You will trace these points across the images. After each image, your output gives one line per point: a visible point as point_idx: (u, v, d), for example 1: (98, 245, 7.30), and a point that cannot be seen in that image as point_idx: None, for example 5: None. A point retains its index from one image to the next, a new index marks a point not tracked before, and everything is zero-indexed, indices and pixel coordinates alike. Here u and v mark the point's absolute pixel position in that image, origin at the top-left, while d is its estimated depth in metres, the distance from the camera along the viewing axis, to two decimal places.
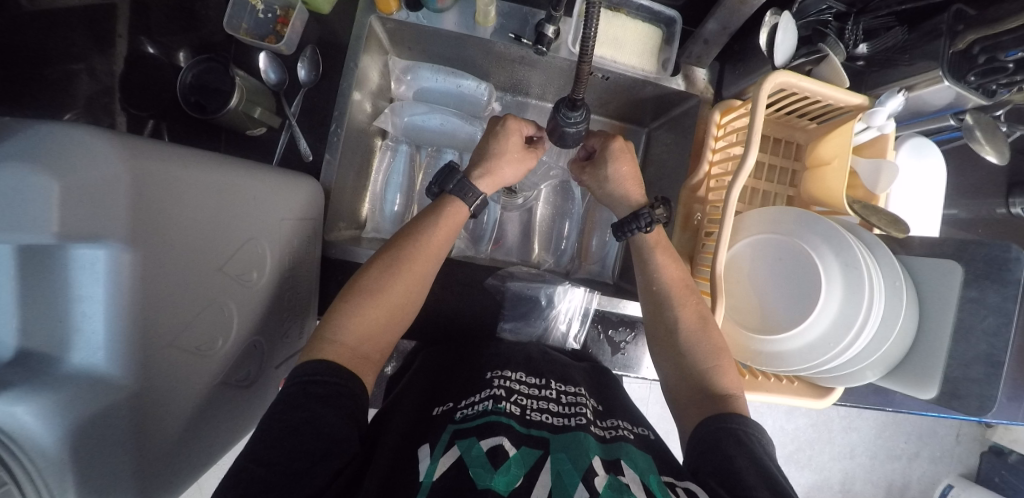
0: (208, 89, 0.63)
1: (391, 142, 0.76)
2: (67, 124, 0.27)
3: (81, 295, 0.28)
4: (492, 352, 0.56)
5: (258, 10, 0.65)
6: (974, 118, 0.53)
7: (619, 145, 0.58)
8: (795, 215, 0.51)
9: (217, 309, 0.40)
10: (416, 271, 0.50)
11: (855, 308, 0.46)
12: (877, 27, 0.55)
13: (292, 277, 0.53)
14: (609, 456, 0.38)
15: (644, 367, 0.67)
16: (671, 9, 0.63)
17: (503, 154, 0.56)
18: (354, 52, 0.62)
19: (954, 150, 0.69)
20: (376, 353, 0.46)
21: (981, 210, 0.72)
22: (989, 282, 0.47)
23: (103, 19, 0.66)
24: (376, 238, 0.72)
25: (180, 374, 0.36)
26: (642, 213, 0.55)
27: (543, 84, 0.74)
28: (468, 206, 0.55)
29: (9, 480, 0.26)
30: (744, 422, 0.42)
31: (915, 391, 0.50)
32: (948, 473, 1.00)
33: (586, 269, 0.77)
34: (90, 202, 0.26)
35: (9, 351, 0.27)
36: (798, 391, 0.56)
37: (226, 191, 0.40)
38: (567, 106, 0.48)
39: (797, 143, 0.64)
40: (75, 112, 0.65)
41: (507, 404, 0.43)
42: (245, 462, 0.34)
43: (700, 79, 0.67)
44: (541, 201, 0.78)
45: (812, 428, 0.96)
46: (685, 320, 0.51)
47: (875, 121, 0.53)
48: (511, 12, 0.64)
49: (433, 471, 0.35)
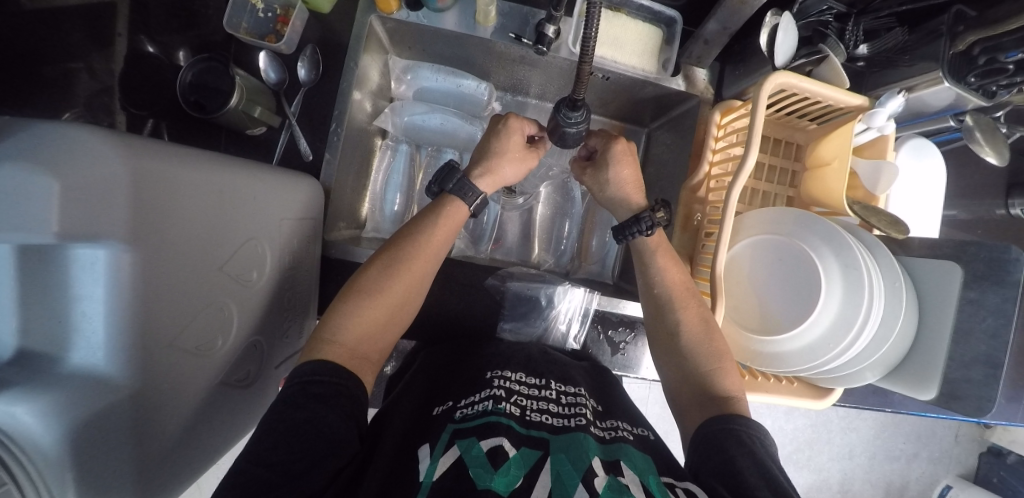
0: (208, 89, 0.62)
1: (391, 141, 0.76)
2: (66, 123, 0.26)
3: (81, 294, 0.28)
4: (492, 352, 0.56)
5: (258, 9, 0.65)
6: (974, 118, 0.53)
7: (620, 147, 0.58)
8: (795, 215, 0.51)
9: (217, 309, 0.40)
10: (416, 270, 0.50)
11: (855, 309, 0.46)
12: (877, 28, 0.55)
13: (291, 276, 0.53)
14: (608, 457, 0.38)
15: (644, 367, 0.67)
16: (671, 9, 0.63)
17: (503, 153, 0.56)
18: (354, 51, 0.62)
19: (953, 151, 0.70)
20: (376, 353, 0.46)
21: (980, 210, 0.72)
22: (988, 282, 0.47)
23: (101, 18, 0.66)
24: (376, 238, 0.72)
25: (181, 374, 0.36)
26: (643, 216, 0.55)
27: (543, 83, 0.74)
28: (468, 205, 0.55)
29: (9, 480, 0.26)
30: (744, 422, 0.42)
31: (913, 392, 0.51)
32: (947, 473, 1.00)
33: (585, 269, 0.77)
34: (90, 202, 0.26)
35: (9, 351, 0.27)
36: (798, 392, 0.56)
37: (226, 191, 0.40)
38: (567, 106, 0.48)
39: (797, 144, 0.64)
40: (74, 111, 0.64)
41: (507, 404, 0.43)
42: (244, 463, 0.34)
43: (700, 80, 0.67)
44: (541, 201, 0.79)
45: (811, 428, 0.96)
46: (688, 323, 0.51)
47: (875, 121, 0.53)
48: (511, 12, 0.63)
49: (433, 471, 0.35)
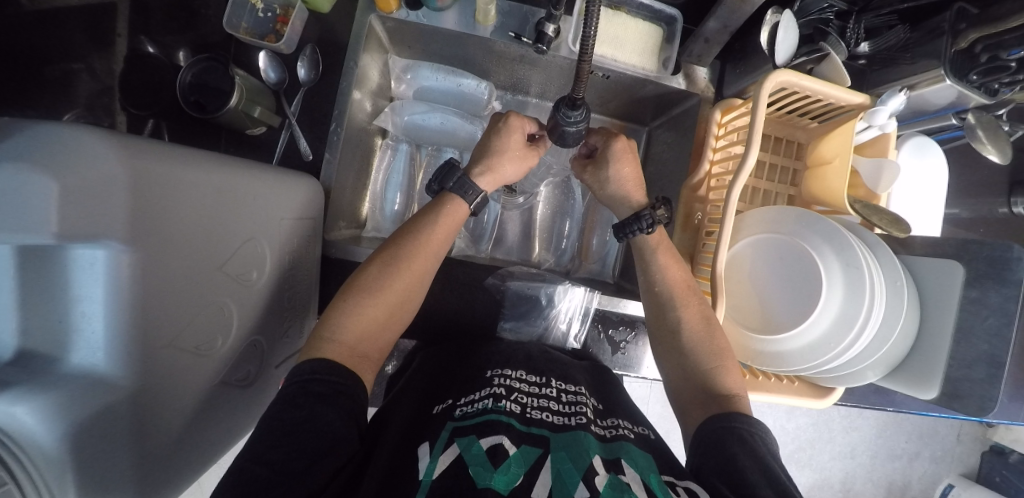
0: (208, 89, 0.62)
1: (391, 141, 0.76)
2: (63, 124, 0.26)
3: (80, 295, 0.28)
4: (492, 351, 0.56)
5: (257, 9, 0.65)
6: (975, 117, 0.53)
7: (621, 145, 0.58)
8: (795, 214, 0.51)
9: (217, 309, 0.40)
10: (416, 269, 0.50)
11: (855, 307, 0.46)
12: (878, 26, 0.55)
13: (291, 276, 0.53)
14: (609, 456, 0.38)
15: (644, 366, 0.67)
16: (672, 8, 0.62)
17: (503, 152, 0.56)
18: (354, 51, 0.62)
19: (955, 149, 0.69)
20: (376, 352, 0.46)
21: (982, 209, 0.72)
22: (991, 282, 0.46)
23: (103, 19, 0.66)
24: (376, 238, 0.72)
25: (181, 374, 0.36)
26: (644, 214, 0.55)
27: (543, 83, 0.74)
28: (468, 204, 0.55)
29: (8, 481, 0.25)
30: (746, 421, 0.42)
31: (915, 391, 0.50)
32: (949, 473, 1.00)
33: (586, 268, 0.77)
34: (90, 202, 0.26)
35: (9, 351, 0.26)
36: (799, 391, 0.56)
37: (226, 190, 0.40)
38: (567, 105, 0.48)
39: (798, 143, 0.64)
40: (76, 111, 0.65)
41: (507, 402, 0.43)
42: (245, 462, 0.34)
43: (700, 78, 0.67)
44: (541, 200, 0.79)
45: (812, 427, 0.96)
46: (688, 321, 0.51)
47: (876, 120, 0.53)
48: (511, 11, 0.63)
49: (433, 469, 0.35)
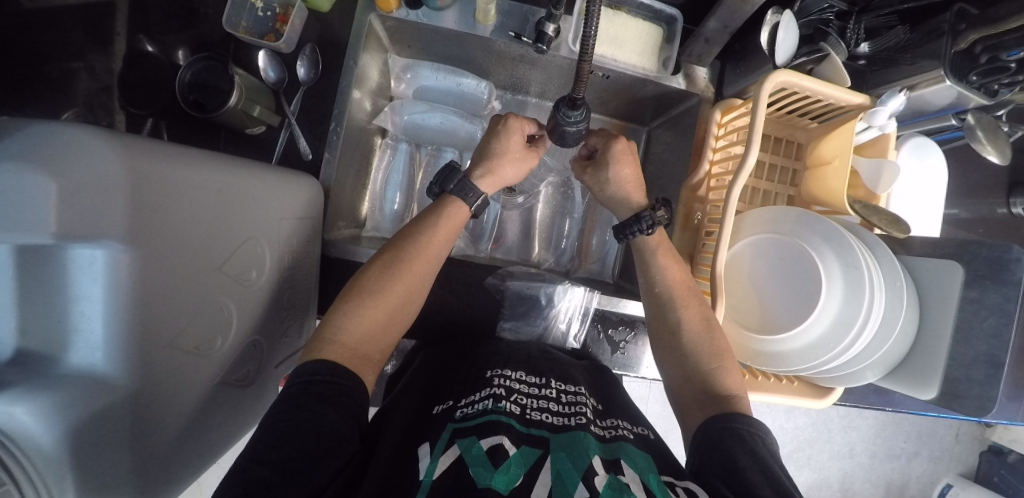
0: (208, 88, 0.62)
1: (391, 141, 0.75)
2: (61, 124, 0.26)
3: (80, 294, 0.28)
4: (492, 351, 0.56)
5: (257, 8, 0.65)
6: (976, 118, 0.53)
7: (621, 146, 0.58)
8: (794, 215, 0.51)
9: (216, 309, 0.40)
10: (416, 270, 0.49)
11: (855, 308, 0.46)
12: (878, 26, 0.55)
13: (291, 276, 0.53)
14: (609, 456, 0.38)
15: (644, 366, 0.67)
16: (672, 8, 0.62)
17: (504, 153, 0.56)
18: (353, 50, 0.62)
19: (954, 149, 0.69)
20: (376, 353, 0.46)
21: (981, 210, 0.72)
22: (990, 282, 0.46)
23: (102, 17, 0.66)
24: (376, 237, 0.72)
25: (181, 374, 0.36)
26: (644, 215, 0.55)
27: (542, 82, 0.73)
28: (468, 205, 0.55)
29: (8, 480, 0.25)
30: (747, 421, 0.42)
31: (914, 391, 0.51)
32: (948, 472, 1.00)
33: (585, 268, 0.77)
34: (90, 202, 0.26)
35: (8, 350, 0.26)
36: (798, 391, 0.56)
37: (226, 191, 0.40)
38: (567, 105, 0.48)
39: (798, 143, 0.64)
40: (74, 110, 0.64)
41: (507, 403, 0.43)
42: (245, 462, 0.34)
43: (700, 78, 0.66)
44: (541, 200, 0.78)
45: (811, 427, 0.96)
46: (688, 321, 0.51)
47: (876, 121, 0.53)
48: (511, 10, 0.63)
49: (433, 470, 0.35)
